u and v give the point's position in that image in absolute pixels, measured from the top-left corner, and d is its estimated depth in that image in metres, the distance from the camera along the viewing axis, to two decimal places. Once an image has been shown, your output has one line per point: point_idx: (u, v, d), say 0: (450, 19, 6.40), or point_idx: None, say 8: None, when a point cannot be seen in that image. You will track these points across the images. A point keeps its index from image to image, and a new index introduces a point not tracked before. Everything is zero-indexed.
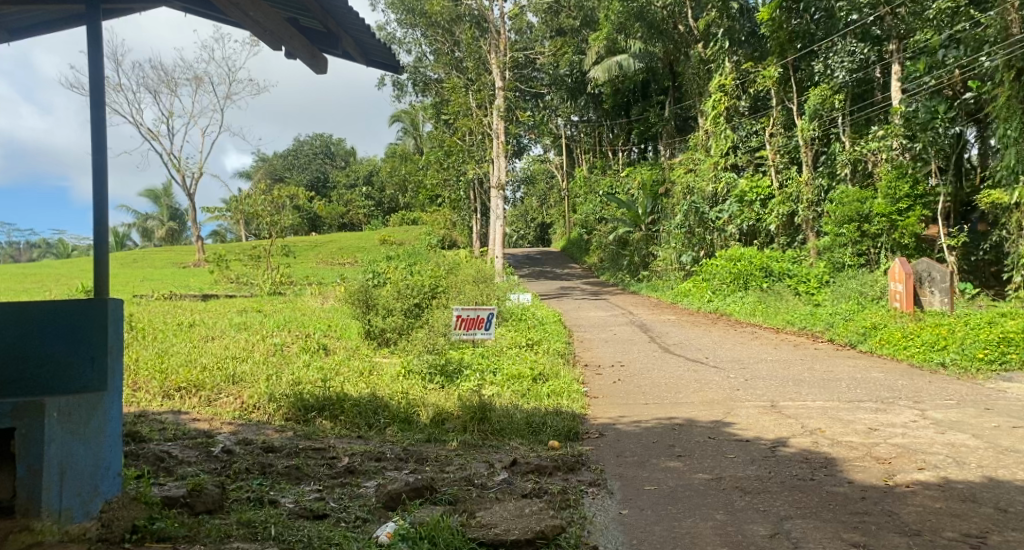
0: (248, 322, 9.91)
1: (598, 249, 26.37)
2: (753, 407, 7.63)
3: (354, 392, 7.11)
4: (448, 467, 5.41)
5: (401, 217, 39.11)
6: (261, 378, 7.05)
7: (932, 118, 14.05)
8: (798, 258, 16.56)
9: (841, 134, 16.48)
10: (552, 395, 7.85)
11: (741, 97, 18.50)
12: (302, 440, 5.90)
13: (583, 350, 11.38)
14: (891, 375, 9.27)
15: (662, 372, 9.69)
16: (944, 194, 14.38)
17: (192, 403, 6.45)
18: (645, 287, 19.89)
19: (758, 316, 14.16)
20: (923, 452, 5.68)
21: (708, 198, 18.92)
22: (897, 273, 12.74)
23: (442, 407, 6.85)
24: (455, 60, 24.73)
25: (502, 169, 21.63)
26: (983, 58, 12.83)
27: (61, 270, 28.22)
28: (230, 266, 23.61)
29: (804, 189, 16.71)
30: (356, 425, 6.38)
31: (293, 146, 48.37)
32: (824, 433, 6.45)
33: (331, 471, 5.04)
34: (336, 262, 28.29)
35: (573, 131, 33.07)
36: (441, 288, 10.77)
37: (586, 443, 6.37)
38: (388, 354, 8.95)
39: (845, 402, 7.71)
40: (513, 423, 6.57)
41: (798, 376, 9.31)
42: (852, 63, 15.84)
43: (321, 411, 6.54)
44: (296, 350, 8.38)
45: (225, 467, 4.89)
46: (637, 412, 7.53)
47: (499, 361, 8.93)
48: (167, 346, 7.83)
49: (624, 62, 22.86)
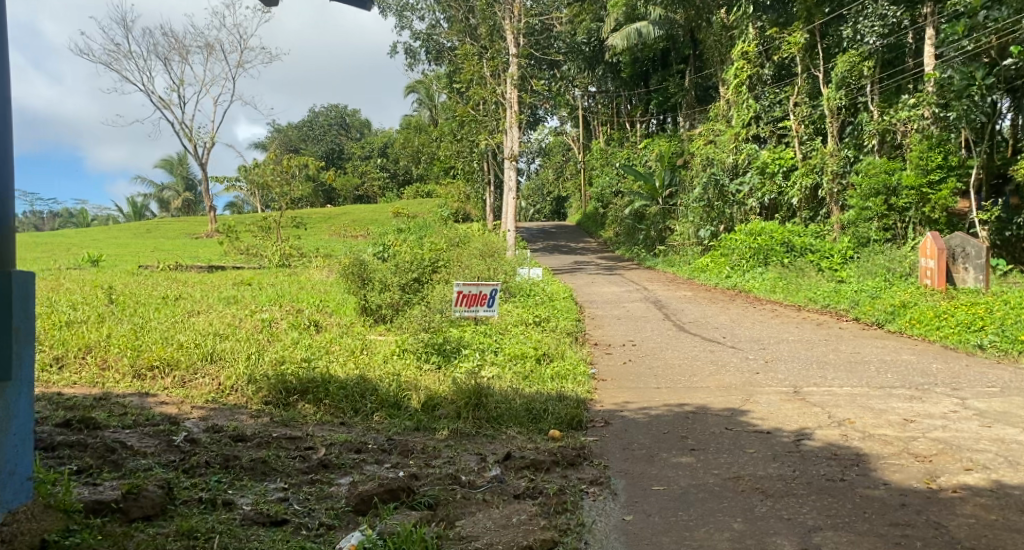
0: (239, 296, 9.37)
1: (614, 224, 25.64)
2: (775, 393, 7.04)
3: (341, 373, 6.59)
4: (434, 461, 4.89)
5: (415, 190, 38.47)
6: (241, 357, 6.51)
7: (968, 85, 13.32)
8: (822, 233, 15.86)
9: (870, 103, 15.66)
10: (555, 378, 7.33)
11: (764, 65, 17.67)
12: (278, 427, 5.38)
13: (593, 328, 10.79)
14: (924, 358, 8.63)
15: (677, 353, 9.12)
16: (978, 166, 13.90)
17: (164, 385, 5.93)
18: (661, 263, 19.18)
19: (778, 293, 13.49)
20: (968, 450, 5.07)
21: (728, 170, 18.05)
22: (929, 248, 12.03)
23: (435, 391, 6.34)
24: (469, 27, 23.94)
25: (515, 139, 20.88)
26: None
27: (72, 241, 27.92)
28: (239, 237, 23.19)
29: (829, 160, 15.82)
30: (339, 411, 5.87)
31: (307, 117, 47.78)
32: (853, 425, 5.85)
33: (302, 466, 4.50)
34: (348, 234, 27.79)
35: (591, 103, 32.23)
36: (443, 263, 10.24)
37: (590, 434, 5.84)
38: (384, 332, 8.44)
39: (875, 389, 7.09)
40: (511, 410, 6.05)
41: (822, 358, 8.70)
42: (883, 28, 14.77)
43: (304, 395, 6.04)
44: (285, 327, 7.86)
45: (182, 460, 4.29)
46: (646, 398, 6.97)
47: (501, 340, 8.42)
48: (144, 322, 7.30)
49: (643, 29, 22.01)
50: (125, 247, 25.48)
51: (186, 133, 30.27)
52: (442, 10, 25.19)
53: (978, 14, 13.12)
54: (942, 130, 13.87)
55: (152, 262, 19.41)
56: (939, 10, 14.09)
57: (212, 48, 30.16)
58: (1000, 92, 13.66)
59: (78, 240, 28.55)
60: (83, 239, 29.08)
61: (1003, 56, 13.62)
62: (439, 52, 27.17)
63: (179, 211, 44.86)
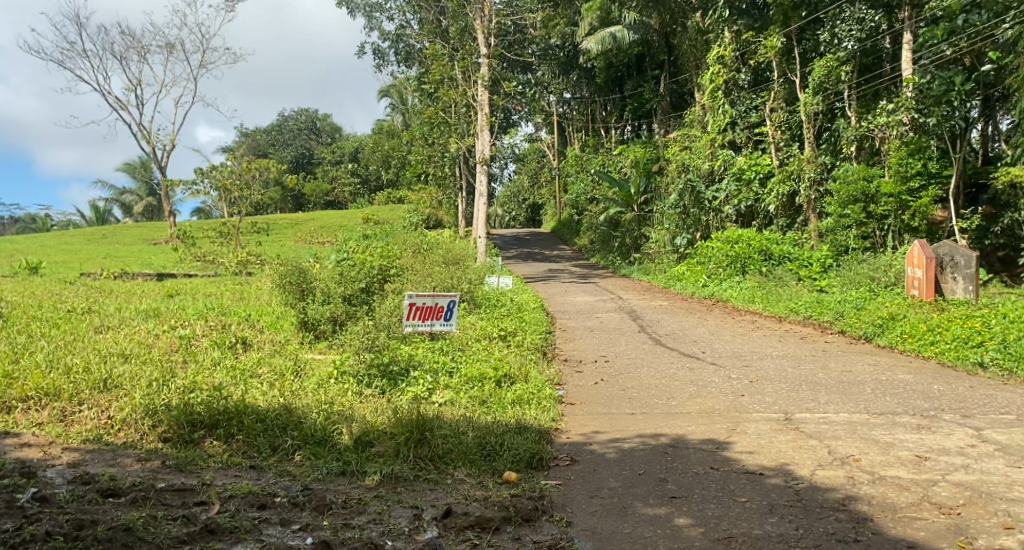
0: (160, 308, 8.30)
1: (588, 231, 24.84)
2: (764, 421, 6.17)
3: (262, 403, 5.65)
4: (355, 520, 3.98)
5: (387, 196, 37.35)
6: (141, 382, 5.55)
7: (948, 90, 12.73)
8: (799, 241, 15.01)
9: (847, 109, 15.18)
10: (516, 404, 6.40)
11: (741, 70, 16.82)
12: (170, 474, 4.44)
13: (563, 342, 9.90)
14: (922, 378, 7.82)
15: (653, 371, 8.23)
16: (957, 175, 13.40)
17: (37, 421, 5.00)
18: (636, 271, 18.41)
19: (758, 303, 12.69)
20: (1002, 500, 4.27)
21: (704, 176, 17.23)
22: (915, 256, 11.33)
23: (371, 422, 5.40)
24: (440, 29, 23.07)
25: (487, 143, 19.82)
26: (1006, 26, 11.90)
27: (20, 247, 26.37)
28: (196, 243, 22.02)
29: (806, 166, 15.06)
30: (253, 451, 4.98)
31: (276, 121, 46.56)
32: (860, 463, 4.99)
33: (179, 533, 3.55)
34: (314, 240, 26.64)
35: (565, 108, 31.47)
36: (397, 270, 9.30)
37: (553, 476, 4.94)
38: (323, 350, 7.47)
39: (876, 416, 6.24)
40: (460, 445, 5.14)
41: (811, 378, 7.86)
42: (861, 32, 14.47)
43: (212, 429, 5.13)
44: (206, 345, 6.89)
45: (15, 531, 3.37)
46: (618, 426, 6.09)
47: (458, 360, 7.49)
48: (32, 340, 6.31)
49: (617, 33, 21.13)
50: (76, 254, 24.05)
51: (145, 135, 29.03)
52: (413, 10, 24.34)
53: (957, 17, 12.63)
54: (921, 136, 13.23)
55: (98, 270, 18.21)
56: (916, 15, 13.48)
57: (172, 48, 29.00)
58: (980, 98, 13.22)
59: (27, 246, 27.14)
60: (32, 245, 27.64)
61: (980, 61, 13.21)
62: (409, 54, 26.29)
63: (143, 217, 43.41)
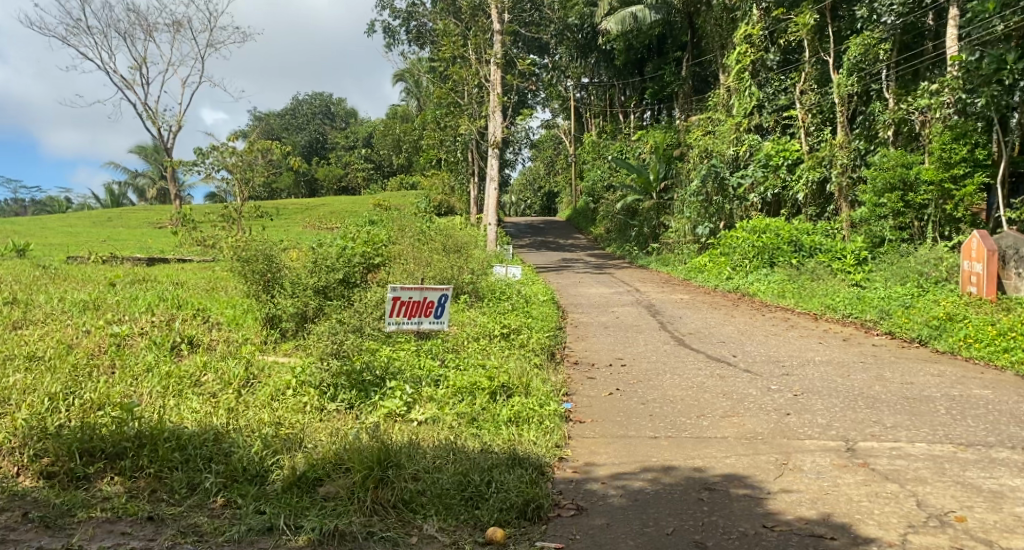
0: (104, 299, 7.16)
1: (604, 219, 23.57)
2: (824, 452, 4.92)
3: (189, 423, 4.49)
4: None
5: (399, 182, 36.14)
6: (31, 397, 4.42)
7: (999, 69, 10.64)
8: (831, 231, 13.66)
9: (884, 91, 13.57)
10: (512, 423, 5.18)
11: (769, 49, 15.44)
12: (34, 532, 3.43)
13: (574, 341, 8.66)
14: (1004, 394, 6.50)
15: (676, 378, 6.99)
16: (1005, 160, 11.45)
17: None
18: (654, 262, 17.12)
19: (789, 298, 11.39)
20: None
21: (729, 162, 15.84)
22: (974, 249, 9.93)
23: (323, 451, 4.19)
24: (451, 6, 21.70)
25: (499, 125, 18.41)
26: None
27: (21, 229, 25.52)
28: (197, 227, 20.97)
29: (839, 151, 13.58)
30: (164, 492, 3.82)
31: (290, 105, 45.43)
32: (966, 523, 3.76)
33: None
34: (322, 226, 25.55)
35: (583, 94, 30.05)
36: (382, 257, 8.09)
37: (553, 532, 3.76)
38: (286, 352, 6.29)
39: (964, 448, 4.98)
40: (434, 487, 3.93)
41: (868, 392, 6.56)
42: (902, 7, 12.78)
43: (113, 460, 3.99)
44: (141, 345, 5.77)
45: None
46: (636, 455, 4.87)
47: (447, 365, 6.28)
48: None
49: (638, 13, 19.66)
50: (74, 236, 23.11)
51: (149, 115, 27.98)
52: None
53: None
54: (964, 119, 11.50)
55: (86, 254, 17.16)
56: None
57: (178, 25, 27.86)
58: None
59: (28, 227, 26.31)
60: (33, 226, 26.79)
61: None
62: (420, 34, 24.97)
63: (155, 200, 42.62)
